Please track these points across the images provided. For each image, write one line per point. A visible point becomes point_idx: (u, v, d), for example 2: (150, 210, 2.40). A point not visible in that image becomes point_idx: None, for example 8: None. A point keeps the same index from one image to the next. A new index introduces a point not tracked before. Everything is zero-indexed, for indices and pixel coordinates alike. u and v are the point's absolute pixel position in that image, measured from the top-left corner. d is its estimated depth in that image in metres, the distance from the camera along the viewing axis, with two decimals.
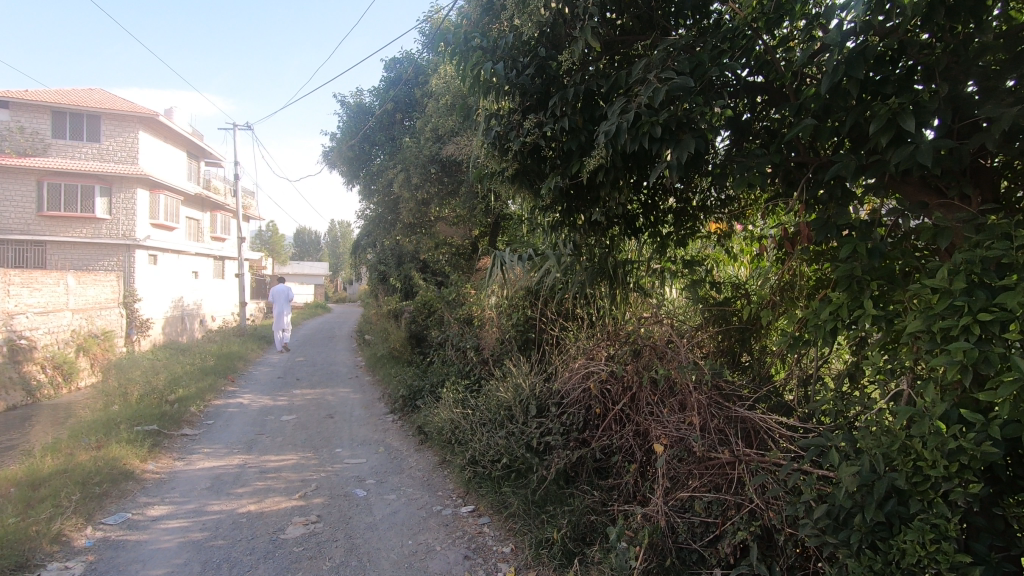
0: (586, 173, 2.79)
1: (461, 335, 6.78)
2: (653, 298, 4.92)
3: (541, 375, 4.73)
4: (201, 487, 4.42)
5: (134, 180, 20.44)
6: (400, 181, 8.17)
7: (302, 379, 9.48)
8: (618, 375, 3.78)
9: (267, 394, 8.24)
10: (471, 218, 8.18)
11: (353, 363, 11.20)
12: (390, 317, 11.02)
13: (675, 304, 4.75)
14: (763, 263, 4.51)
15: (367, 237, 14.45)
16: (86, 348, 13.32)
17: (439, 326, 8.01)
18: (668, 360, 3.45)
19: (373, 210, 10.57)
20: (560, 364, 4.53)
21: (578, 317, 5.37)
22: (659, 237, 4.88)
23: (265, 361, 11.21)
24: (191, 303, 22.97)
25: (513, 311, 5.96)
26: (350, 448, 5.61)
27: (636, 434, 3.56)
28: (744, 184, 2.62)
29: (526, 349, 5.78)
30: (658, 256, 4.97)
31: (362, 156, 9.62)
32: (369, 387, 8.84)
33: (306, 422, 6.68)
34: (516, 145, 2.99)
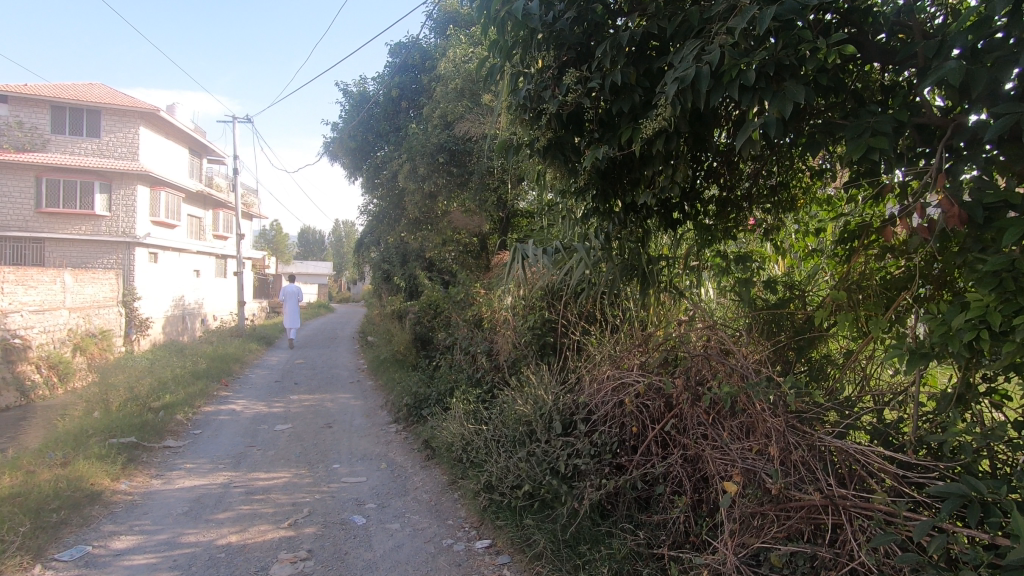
0: (642, 139, 2.31)
1: (471, 338, 6.22)
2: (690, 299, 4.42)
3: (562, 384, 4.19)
4: (177, 512, 3.87)
5: (135, 177, 20.00)
6: (406, 172, 7.63)
7: (301, 383, 8.93)
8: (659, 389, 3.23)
9: (262, 400, 7.70)
10: (481, 212, 7.62)
11: (354, 366, 10.66)
12: (394, 317, 10.46)
13: (717, 305, 4.21)
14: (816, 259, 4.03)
15: (370, 233, 13.90)
16: (83, 347, 12.89)
17: (446, 328, 7.46)
18: (725, 372, 2.89)
19: (376, 205, 10.02)
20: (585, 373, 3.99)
21: (605, 320, 4.84)
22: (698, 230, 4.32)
23: (264, 363, 10.69)
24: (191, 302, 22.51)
25: (530, 312, 5.39)
26: (349, 464, 5.06)
27: (685, 460, 3.01)
28: (859, 149, 2.12)
29: (544, 355, 5.23)
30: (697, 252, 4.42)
31: (365, 147, 9.05)
32: (371, 393, 8.30)
33: (301, 432, 6.14)
34: (553, 106, 2.49)
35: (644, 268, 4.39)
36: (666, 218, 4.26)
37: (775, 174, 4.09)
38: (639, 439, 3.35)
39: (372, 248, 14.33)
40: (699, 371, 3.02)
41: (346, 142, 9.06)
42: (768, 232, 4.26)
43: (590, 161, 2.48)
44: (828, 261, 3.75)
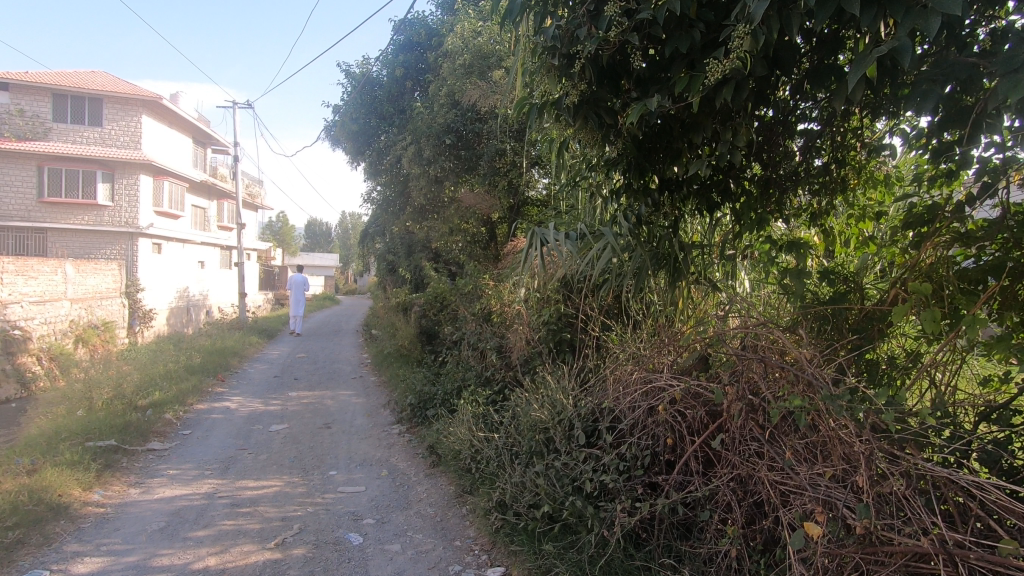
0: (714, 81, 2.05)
1: (480, 333, 5.77)
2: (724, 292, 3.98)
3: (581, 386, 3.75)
4: (152, 528, 3.46)
5: (137, 166, 19.63)
6: (411, 155, 7.16)
7: (301, 379, 8.51)
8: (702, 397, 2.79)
9: (260, 397, 7.29)
10: (491, 199, 7.15)
11: (358, 361, 10.25)
12: (398, 310, 10.01)
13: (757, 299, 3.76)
14: (871, 247, 3.57)
15: (375, 223, 13.46)
16: (85, 339, 12.57)
17: (454, 322, 7.02)
18: (785, 380, 2.44)
19: (379, 193, 9.56)
20: (609, 374, 3.56)
21: (630, 316, 4.42)
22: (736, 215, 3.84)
23: (264, 357, 10.30)
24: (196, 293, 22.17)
25: (544, 305, 4.93)
26: (346, 470, 4.63)
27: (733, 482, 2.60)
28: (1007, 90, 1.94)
29: (560, 353, 4.78)
30: (733, 240, 3.96)
31: (367, 131, 8.57)
32: (374, 389, 7.88)
33: (297, 433, 5.72)
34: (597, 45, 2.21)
35: (670, 259, 3.89)
36: (703, 199, 3.78)
37: (823, 152, 3.64)
38: (676, 453, 2.94)
39: (377, 238, 13.87)
40: (751, 377, 2.58)
41: (347, 126, 8.58)
42: (814, 218, 3.78)
43: (637, 115, 2.14)
44: (890, 253, 3.30)
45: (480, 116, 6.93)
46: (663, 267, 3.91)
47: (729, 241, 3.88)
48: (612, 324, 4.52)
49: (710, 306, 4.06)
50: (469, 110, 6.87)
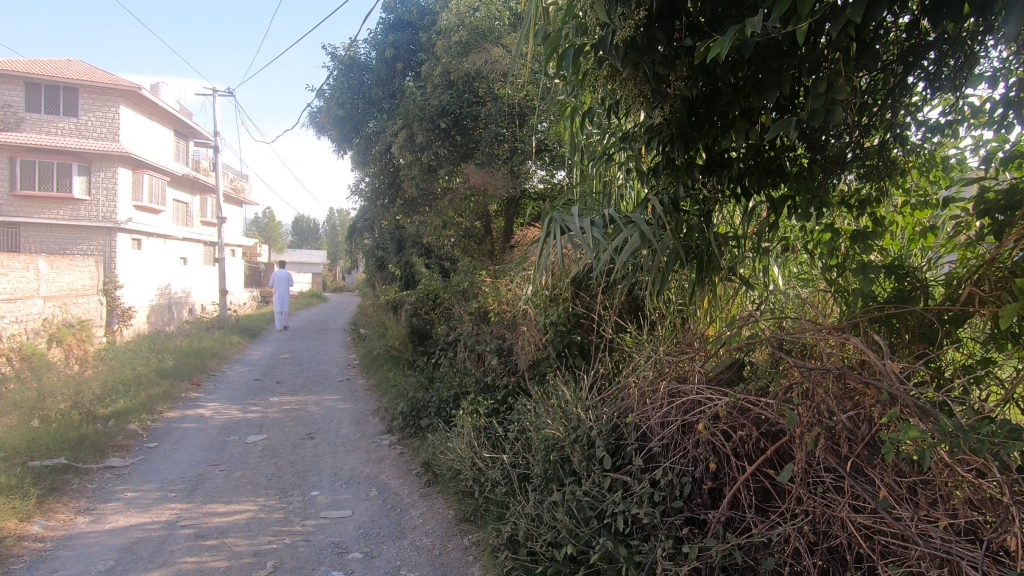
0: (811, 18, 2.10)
1: (478, 334, 5.27)
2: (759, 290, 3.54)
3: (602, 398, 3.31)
4: (97, 570, 2.92)
5: (115, 158, 18.83)
6: (402, 141, 6.66)
7: (284, 382, 7.94)
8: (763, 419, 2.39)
9: (237, 403, 6.73)
10: (489, 190, 6.65)
11: (345, 362, 9.71)
12: (388, 309, 9.47)
13: (798, 298, 3.34)
14: (932, 239, 3.10)
15: (364, 217, 12.91)
16: (60, 338, 11.81)
17: (448, 321, 6.53)
18: (873, 406, 1.97)
19: (367, 184, 9.01)
20: (634, 386, 3.13)
21: (656, 316, 3.97)
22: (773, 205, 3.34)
23: (246, 359, 9.72)
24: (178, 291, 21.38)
25: (552, 304, 4.42)
26: (330, 491, 4.11)
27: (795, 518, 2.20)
28: None
29: (569, 355, 4.30)
30: (770, 233, 3.48)
31: (355, 117, 8.00)
32: (362, 393, 7.35)
33: (277, 445, 5.18)
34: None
35: (700, 253, 3.43)
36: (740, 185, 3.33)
37: (876, 131, 3.19)
38: (718, 480, 2.56)
39: (365, 233, 13.29)
40: (824, 402, 2.10)
41: (334, 110, 7.98)
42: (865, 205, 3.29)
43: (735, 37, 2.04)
44: (956, 248, 2.89)
45: (477, 99, 6.45)
46: (692, 262, 3.44)
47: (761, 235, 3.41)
48: (627, 326, 4.08)
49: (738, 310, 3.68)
50: (466, 92, 6.39)
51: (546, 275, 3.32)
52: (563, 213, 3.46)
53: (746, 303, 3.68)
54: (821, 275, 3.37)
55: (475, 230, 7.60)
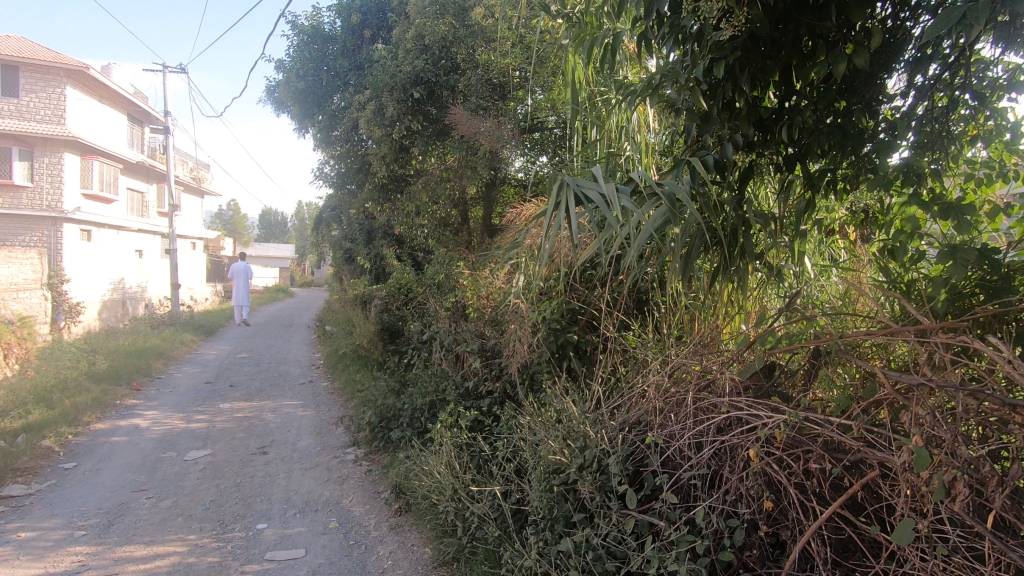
0: None
1: (456, 332, 4.61)
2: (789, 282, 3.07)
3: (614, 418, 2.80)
4: None
5: (61, 142, 17.44)
6: (370, 115, 5.95)
7: (238, 386, 7.11)
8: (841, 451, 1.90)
9: (181, 411, 5.92)
10: (469, 171, 6.01)
11: (309, 361, 8.92)
12: (356, 304, 8.70)
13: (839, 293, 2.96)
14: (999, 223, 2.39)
15: (332, 205, 12.10)
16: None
17: (422, 316, 5.86)
18: None
19: (331, 168, 8.24)
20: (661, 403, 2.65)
21: (668, 316, 3.49)
22: (808, 181, 2.76)
23: (197, 359, 8.81)
24: (136, 286, 19.94)
25: (545, 299, 3.79)
26: (281, 523, 3.41)
27: None
28: None
29: (563, 359, 3.72)
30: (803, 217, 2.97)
31: (317, 92, 7.12)
32: (326, 397, 6.63)
33: (220, 463, 4.44)
34: None
35: (725, 237, 2.92)
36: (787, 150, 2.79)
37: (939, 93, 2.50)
38: (772, 524, 2.06)
39: (333, 223, 12.45)
40: (938, 433, 1.58)
41: (293, 83, 7.08)
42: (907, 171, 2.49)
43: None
44: None
45: (456, 68, 5.80)
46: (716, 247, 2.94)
47: (796, 216, 2.89)
48: (631, 324, 3.56)
49: (759, 306, 3.20)
50: (443, 58, 5.73)
51: (552, 255, 2.58)
52: (579, 179, 2.69)
53: (770, 297, 3.18)
54: (864, 268, 2.90)
55: (452, 218, 6.91)
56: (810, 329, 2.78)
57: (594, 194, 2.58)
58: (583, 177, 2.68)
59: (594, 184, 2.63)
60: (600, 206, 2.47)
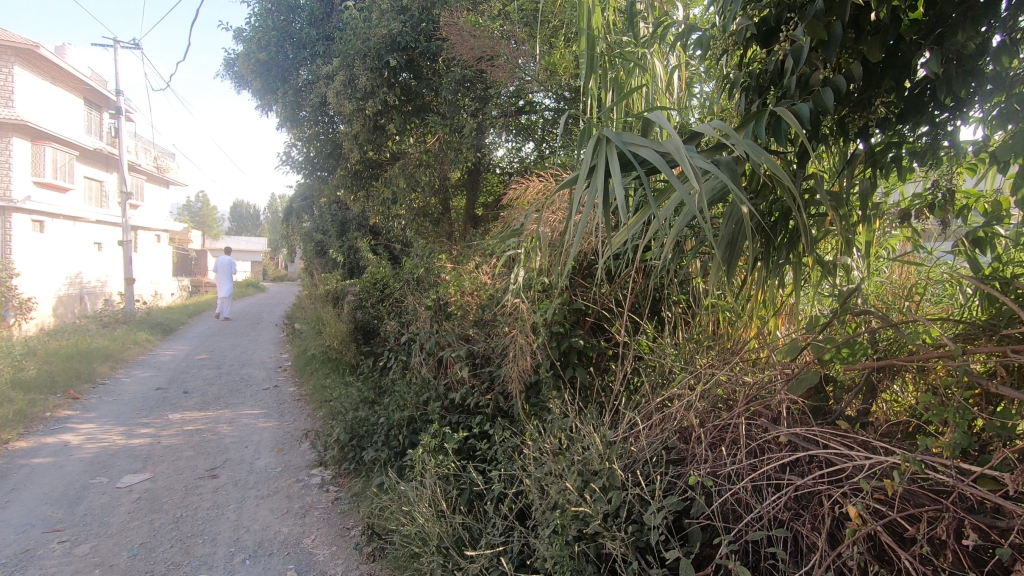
0: None
1: (438, 334, 4.01)
2: (841, 283, 2.61)
3: (645, 451, 2.28)
4: None
5: (10, 127, 16.17)
6: (341, 87, 5.27)
7: (192, 393, 6.37)
8: (987, 521, 1.40)
9: (122, 425, 5.18)
10: (453, 154, 5.42)
11: (275, 363, 8.21)
12: (328, 301, 8.00)
13: (897, 298, 2.54)
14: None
15: (302, 194, 11.36)
16: None
17: (400, 315, 5.25)
18: None
19: (298, 151, 7.51)
20: (709, 437, 2.17)
21: (691, 320, 3.03)
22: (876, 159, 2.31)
23: (149, 362, 7.99)
24: (96, 280, 18.76)
25: (546, 298, 3.19)
26: (225, 573, 2.77)
27: None
28: None
29: (567, 367, 3.16)
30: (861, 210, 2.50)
31: (281, 64, 6.40)
32: (291, 404, 5.97)
33: (159, 491, 3.75)
34: None
35: (771, 223, 2.47)
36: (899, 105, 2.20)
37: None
38: None
39: (304, 214, 11.72)
40: None
41: (253, 54, 6.33)
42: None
43: None
44: None
45: (438, 34, 5.19)
46: (756, 234, 2.50)
47: (860, 201, 2.38)
48: (646, 326, 3.04)
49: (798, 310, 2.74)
50: (424, 21, 5.16)
51: (590, 245, 1.88)
52: (627, 136, 2.02)
53: (816, 301, 2.71)
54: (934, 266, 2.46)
55: (432, 208, 6.27)
56: (872, 347, 2.32)
57: (652, 153, 1.91)
58: (631, 134, 2.02)
59: (648, 142, 1.97)
60: (664, 168, 1.81)
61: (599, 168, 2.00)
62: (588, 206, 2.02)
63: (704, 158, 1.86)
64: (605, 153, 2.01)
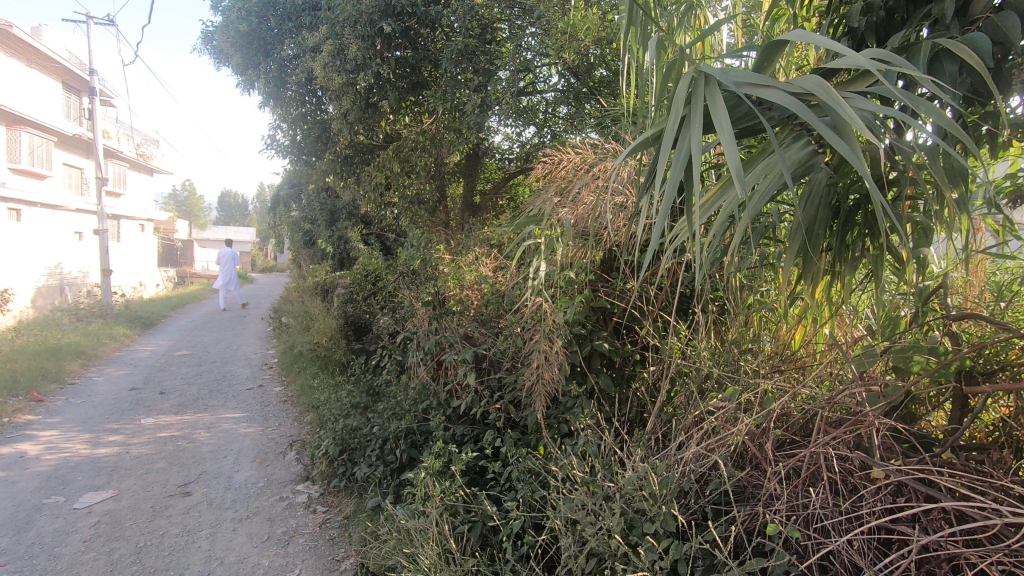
0: None
1: (439, 333, 3.59)
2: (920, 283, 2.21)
3: (701, 489, 1.90)
4: None
5: None
6: (330, 59, 4.79)
7: (169, 394, 5.88)
8: None
9: (88, 431, 4.70)
10: (453, 136, 4.99)
11: (261, 360, 7.75)
12: (316, 293, 7.53)
13: (988, 302, 2.16)
14: None
15: (289, 182, 10.86)
16: None
17: (394, 310, 4.84)
18: None
19: (282, 134, 7.00)
20: (783, 475, 1.78)
21: (735, 323, 2.64)
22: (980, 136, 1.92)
23: (124, 359, 7.47)
24: (80, 272, 17.97)
25: (567, 295, 2.70)
26: None
27: None
28: None
29: (589, 375, 2.75)
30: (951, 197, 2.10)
31: (264, 36, 5.87)
32: (277, 406, 5.54)
33: (123, 512, 3.30)
34: None
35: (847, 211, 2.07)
36: None
37: None
38: None
39: (292, 201, 11.19)
40: None
41: (233, 25, 5.79)
42: None
43: None
44: None
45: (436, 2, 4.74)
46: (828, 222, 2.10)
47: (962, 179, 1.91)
48: (680, 328, 2.64)
49: (860, 311, 2.37)
50: None
51: (693, 219, 1.46)
52: (738, 75, 1.61)
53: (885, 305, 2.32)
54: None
55: (427, 194, 5.76)
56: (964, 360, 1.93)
57: (783, 93, 1.50)
58: (744, 73, 1.61)
59: (772, 81, 1.56)
60: (803, 112, 1.41)
61: (698, 119, 1.59)
62: (678, 169, 1.60)
63: (862, 98, 1.50)
64: (700, 101, 1.59)
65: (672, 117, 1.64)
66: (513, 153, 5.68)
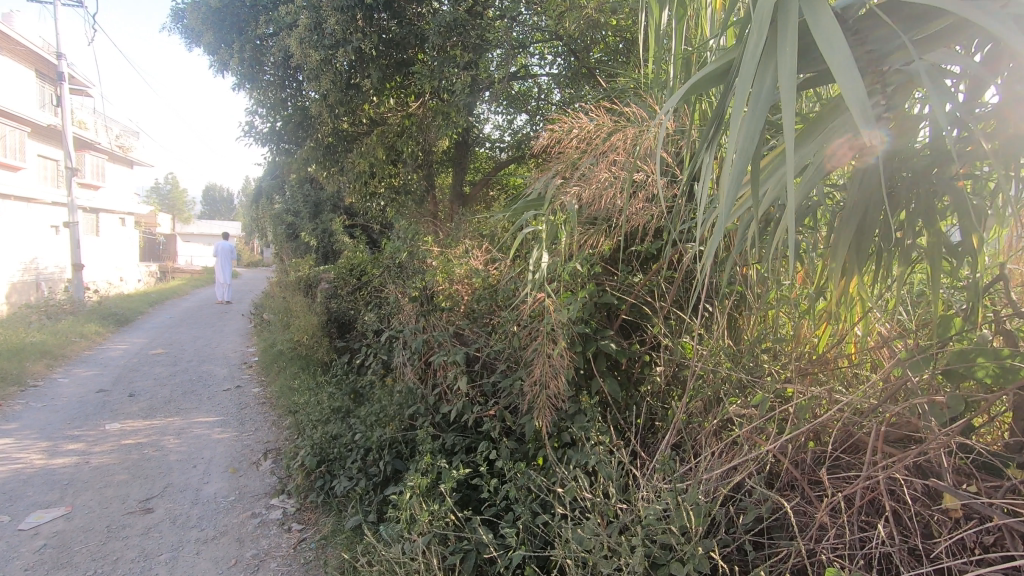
0: None
1: (427, 331, 3.27)
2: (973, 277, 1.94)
3: (732, 521, 1.64)
4: None
5: None
6: (309, 35, 4.44)
7: (139, 396, 5.51)
8: None
9: (46, 439, 4.34)
10: (442, 119, 4.66)
11: (240, 358, 7.38)
12: (298, 289, 7.18)
13: None
14: None
15: (271, 173, 10.46)
16: None
17: (380, 306, 4.52)
18: None
19: (261, 120, 6.62)
20: (832, 506, 1.52)
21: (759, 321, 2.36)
22: None
23: (94, 359, 7.06)
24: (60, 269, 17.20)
25: (570, 291, 2.40)
26: None
27: None
28: None
29: (596, 379, 2.46)
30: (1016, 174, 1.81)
31: (238, 14, 5.48)
32: (255, 409, 5.19)
33: (74, 533, 2.96)
34: None
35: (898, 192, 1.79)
36: None
37: None
38: None
39: (274, 193, 10.78)
40: None
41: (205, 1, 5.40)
42: None
43: None
44: None
45: None
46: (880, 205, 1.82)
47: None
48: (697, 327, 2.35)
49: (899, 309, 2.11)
50: None
51: (793, 165, 1.19)
52: None
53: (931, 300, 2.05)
54: None
55: (413, 184, 5.44)
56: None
57: None
58: None
59: None
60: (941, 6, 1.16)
61: (788, 42, 1.29)
62: (759, 111, 1.33)
63: None
64: (786, 25, 1.31)
65: (754, 42, 1.35)
66: (503, 142, 5.44)
